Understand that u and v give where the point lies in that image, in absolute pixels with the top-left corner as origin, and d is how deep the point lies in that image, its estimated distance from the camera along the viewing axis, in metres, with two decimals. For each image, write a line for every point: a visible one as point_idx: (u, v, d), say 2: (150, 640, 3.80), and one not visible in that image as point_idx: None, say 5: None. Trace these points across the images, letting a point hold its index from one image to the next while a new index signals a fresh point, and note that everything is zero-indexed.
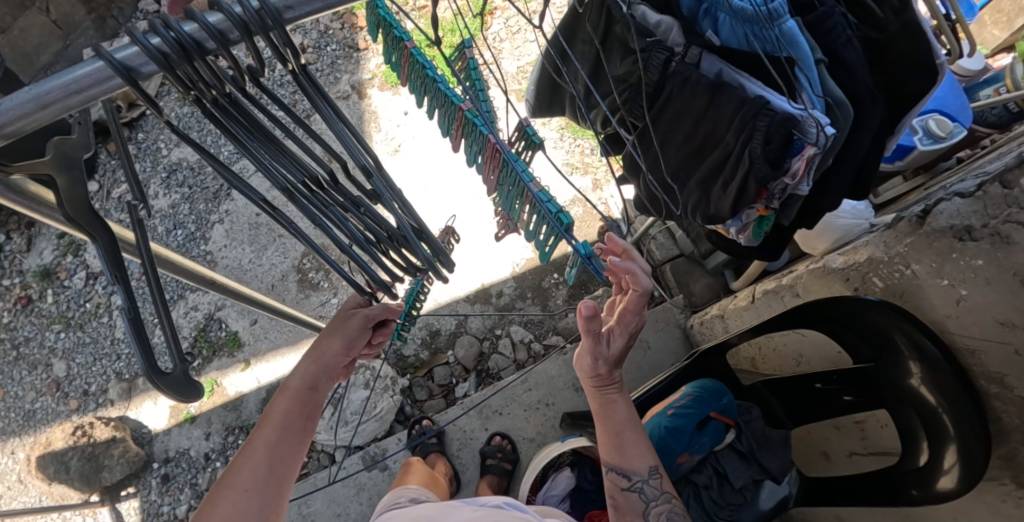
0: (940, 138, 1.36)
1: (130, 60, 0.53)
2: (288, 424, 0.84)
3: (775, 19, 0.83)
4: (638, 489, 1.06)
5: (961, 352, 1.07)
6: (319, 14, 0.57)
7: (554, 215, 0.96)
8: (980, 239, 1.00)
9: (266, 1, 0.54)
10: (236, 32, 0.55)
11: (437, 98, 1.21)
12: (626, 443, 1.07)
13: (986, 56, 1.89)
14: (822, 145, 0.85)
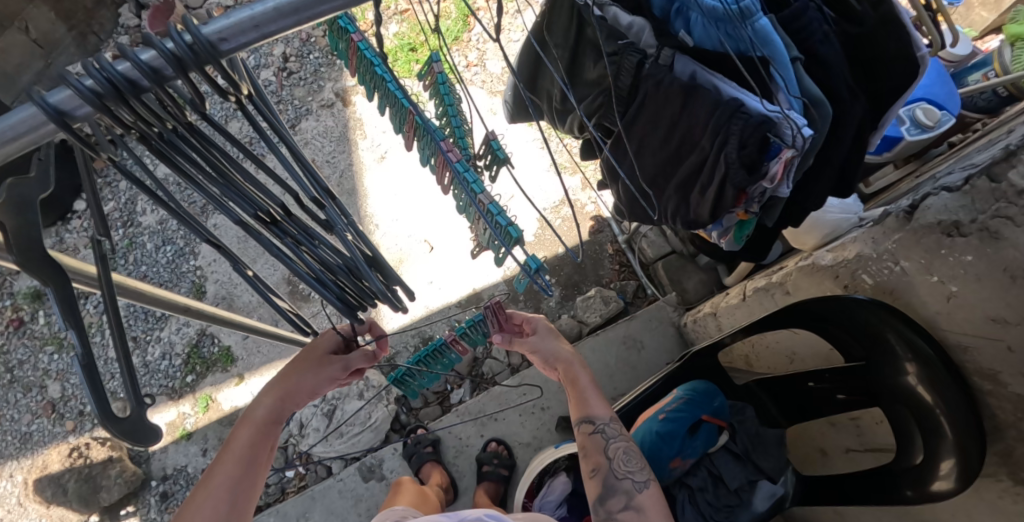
0: (929, 127, 1.35)
1: (66, 104, 0.54)
2: (251, 454, 0.97)
3: (748, 17, 0.80)
4: (602, 430, 1.15)
5: (953, 349, 1.05)
6: (257, 43, 0.56)
7: (505, 227, 1.11)
8: (968, 234, 0.96)
9: (198, 35, 0.54)
10: (170, 69, 0.55)
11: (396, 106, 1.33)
12: (587, 394, 1.19)
13: (975, 39, 1.87)
14: (800, 147, 0.83)
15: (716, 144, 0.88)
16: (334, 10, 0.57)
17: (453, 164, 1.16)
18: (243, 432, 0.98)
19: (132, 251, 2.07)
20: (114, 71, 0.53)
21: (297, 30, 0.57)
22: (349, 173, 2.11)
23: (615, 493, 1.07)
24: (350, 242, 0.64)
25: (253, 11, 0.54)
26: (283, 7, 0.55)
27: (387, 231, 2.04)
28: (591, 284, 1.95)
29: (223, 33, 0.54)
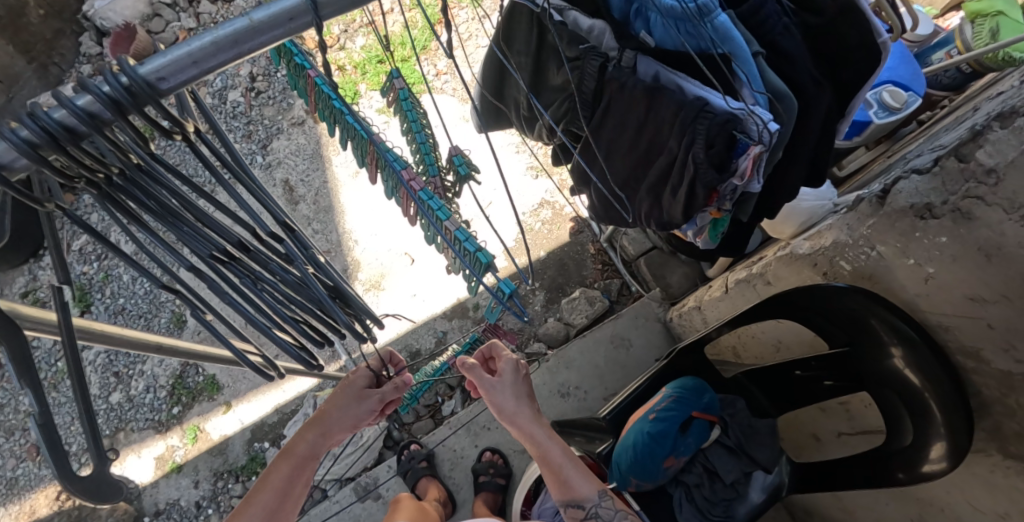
0: (896, 109, 1.35)
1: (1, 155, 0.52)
2: (286, 490, 0.95)
3: (706, 14, 0.80)
4: (592, 512, 1.05)
5: (935, 329, 1.05)
6: (196, 79, 0.55)
7: (475, 254, 1.09)
8: (941, 216, 0.97)
9: (133, 76, 0.52)
10: (108, 112, 0.53)
11: (349, 131, 1.26)
12: (568, 474, 1.06)
13: (936, 18, 1.91)
14: (767, 142, 0.82)
15: (683, 145, 0.88)
16: (275, 40, 0.56)
17: (416, 194, 1.15)
18: (280, 467, 0.96)
19: (108, 284, 2.03)
20: (46, 118, 0.51)
21: (238, 63, 0.56)
22: (325, 190, 2.08)
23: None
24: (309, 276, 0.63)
25: (191, 47, 0.53)
26: (220, 41, 0.54)
27: (366, 246, 2.02)
28: (576, 285, 1.94)
29: (160, 72, 0.53)
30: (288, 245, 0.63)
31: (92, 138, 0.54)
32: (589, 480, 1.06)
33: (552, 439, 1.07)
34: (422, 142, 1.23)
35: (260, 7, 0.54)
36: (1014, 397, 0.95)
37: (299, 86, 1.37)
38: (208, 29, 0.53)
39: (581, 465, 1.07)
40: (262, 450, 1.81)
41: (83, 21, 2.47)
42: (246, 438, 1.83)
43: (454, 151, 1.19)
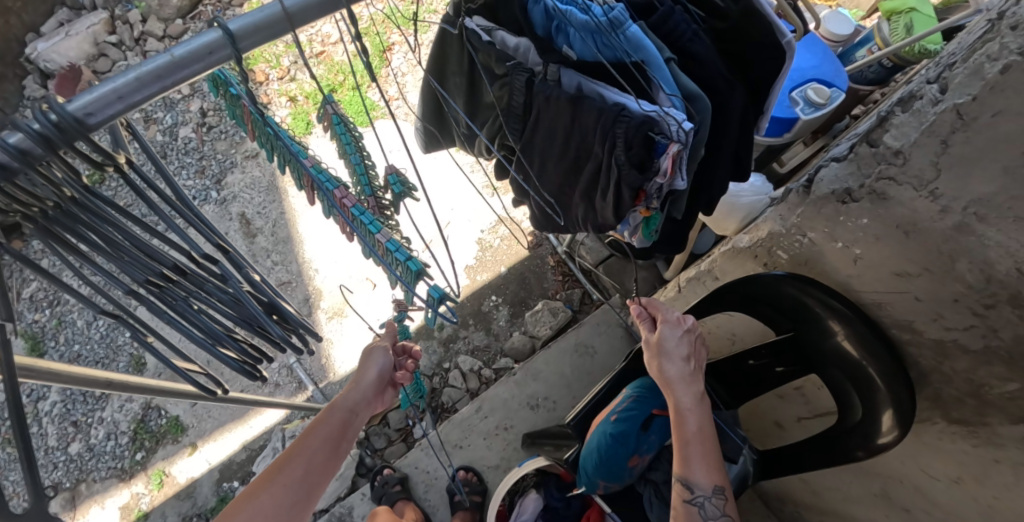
0: (820, 104, 1.41)
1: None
2: (327, 441, 1.02)
3: (618, 25, 0.85)
4: (700, 502, 1.01)
5: (870, 307, 1.10)
6: (123, 114, 0.56)
7: (404, 264, 1.03)
8: (860, 199, 1.02)
9: (61, 112, 0.53)
10: (39, 149, 0.54)
11: (281, 153, 1.21)
12: (692, 452, 1.03)
13: (861, 19, 2.03)
14: (684, 141, 0.87)
15: (606, 149, 0.93)
16: (198, 74, 0.59)
17: (350, 209, 1.12)
18: (323, 421, 1.04)
19: (62, 330, 1.99)
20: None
21: (164, 96, 0.58)
22: (282, 221, 2.08)
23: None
24: (243, 295, 0.64)
25: (115, 83, 0.55)
26: (144, 76, 0.55)
27: (326, 274, 2.01)
28: (538, 298, 1.97)
29: (87, 108, 0.54)
30: (223, 267, 0.64)
31: (25, 174, 0.55)
32: (717, 472, 1.02)
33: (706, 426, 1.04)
34: (356, 162, 1.21)
35: (180, 42, 0.56)
36: (948, 364, 1.00)
37: (231, 110, 1.32)
38: (131, 66, 0.55)
39: (717, 457, 1.03)
40: (231, 489, 1.77)
41: (26, 65, 2.45)
42: (214, 479, 1.78)
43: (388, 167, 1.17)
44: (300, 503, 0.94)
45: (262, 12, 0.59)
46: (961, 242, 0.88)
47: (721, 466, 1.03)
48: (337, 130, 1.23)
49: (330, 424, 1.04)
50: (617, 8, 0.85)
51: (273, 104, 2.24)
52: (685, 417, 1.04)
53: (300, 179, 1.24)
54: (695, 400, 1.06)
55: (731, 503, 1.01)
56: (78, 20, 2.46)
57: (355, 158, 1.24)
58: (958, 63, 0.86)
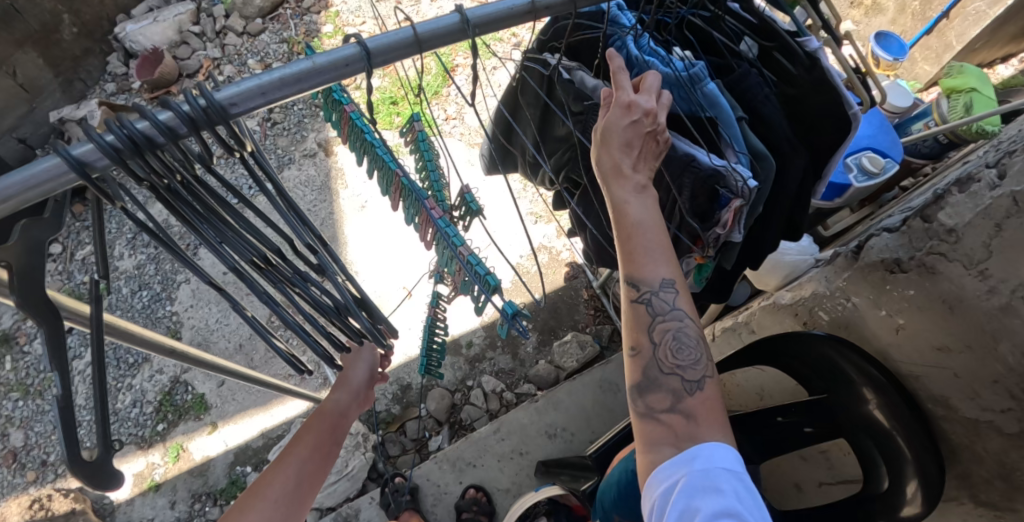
0: (874, 174, 1.46)
1: (85, 158, 0.60)
2: (318, 448, 0.94)
3: (697, 81, 0.92)
4: (648, 300, 0.77)
5: (906, 378, 1.11)
6: (257, 108, 0.63)
7: (483, 277, 1.14)
8: (908, 270, 1.06)
9: (211, 100, 0.60)
10: (183, 128, 0.61)
11: (375, 161, 1.35)
12: (638, 245, 0.77)
13: (919, 91, 2.17)
14: (746, 197, 0.91)
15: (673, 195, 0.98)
16: (327, 82, 0.66)
17: (436, 220, 1.23)
18: (311, 425, 0.94)
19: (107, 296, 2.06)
20: (128, 128, 0.59)
21: (297, 97, 0.65)
22: (330, 221, 2.16)
23: (655, 391, 0.77)
24: (340, 286, 0.69)
25: (262, 80, 0.62)
26: (286, 77, 0.63)
27: (366, 278, 2.07)
28: (567, 329, 2.00)
29: (233, 98, 0.61)
30: (321, 258, 0.70)
31: (167, 148, 0.62)
32: (667, 258, 0.77)
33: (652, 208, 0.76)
34: (435, 178, 1.31)
35: (323, 53, 0.64)
36: (981, 444, 1.01)
37: (326, 113, 1.45)
38: (277, 68, 0.62)
39: (664, 238, 0.77)
40: (244, 474, 1.79)
41: (113, 42, 2.60)
42: (228, 461, 1.81)
43: (465, 187, 1.26)
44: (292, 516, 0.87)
45: (396, 35, 0.67)
46: (1006, 323, 0.91)
47: (672, 250, 0.78)
48: (421, 146, 1.33)
49: (319, 428, 0.94)
50: (698, 65, 0.91)
51: None
52: (626, 209, 0.76)
53: (387, 185, 1.37)
54: (639, 188, 0.77)
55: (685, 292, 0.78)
56: (167, 8, 2.61)
57: (437, 173, 1.34)
58: (1018, 151, 0.93)
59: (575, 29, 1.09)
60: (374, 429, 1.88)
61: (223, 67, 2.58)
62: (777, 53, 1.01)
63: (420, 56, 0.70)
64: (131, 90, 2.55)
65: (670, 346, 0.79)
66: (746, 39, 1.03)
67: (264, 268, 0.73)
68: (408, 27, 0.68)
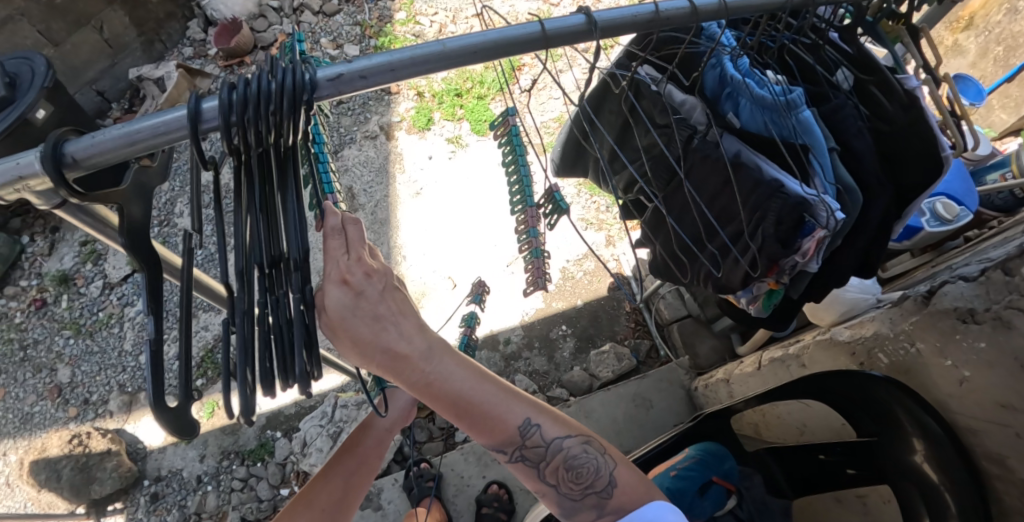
0: (947, 220, 1.45)
1: (205, 113, 0.59)
2: (363, 456, 1.08)
3: (793, 108, 0.92)
4: (520, 455, 0.85)
5: (963, 432, 1.08)
6: (362, 87, 0.63)
7: None
8: (981, 322, 1.03)
9: (345, 71, 0.61)
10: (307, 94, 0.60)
11: None
12: (481, 417, 0.81)
13: (995, 139, 2.09)
14: (832, 228, 0.91)
15: (754, 219, 0.98)
16: (454, 67, 0.66)
17: None
18: (355, 439, 1.10)
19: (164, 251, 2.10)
20: (263, 82, 0.57)
21: (423, 77, 0.65)
22: (384, 204, 2.20)
23: (578, 514, 0.88)
24: None
25: (394, 57, 0.62)
26: (417, 56, 0.63)
27: (414, 263, 2.11)
28: (605, 338, 2.01)
29: (365, 71, 0.62)
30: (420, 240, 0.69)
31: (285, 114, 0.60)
32: (519, 402, 0.84)
33: (474, 376, 0.80)
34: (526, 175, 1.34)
35: (455, 37, 0.64)
36: None
37: None
38: (410, 46, 0.63)
39: (506, 387, 0.83)
40: (273, 438, 1.84)
41: (195, 9, 2.67)
42: (259, 424, 1.85)
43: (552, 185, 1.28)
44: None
45: (524, 29, 0.66)
46: None
47: (518, 389, 0.85)
48: (513, 141, 1.34)
49: (367, 442, 1.09)
50: (796, 92, 0.91)
51: (401, 94, 2.37)
52: (446, 384, 0.76)
53: None
54: (456, 363, 0.78)
55: (549, 417, 0.86)
56: None
57: (526, 169, 1.37)
58: None
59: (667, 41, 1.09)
60: None
61: (296, 43, 2.63)
62: (874, 87, 1.00)
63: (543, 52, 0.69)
64: (207, 56, 2.62)
65: (564, 469, 0.87)
66: (843, 70, 1.01)
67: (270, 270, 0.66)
68: (535, 23, 0.67)
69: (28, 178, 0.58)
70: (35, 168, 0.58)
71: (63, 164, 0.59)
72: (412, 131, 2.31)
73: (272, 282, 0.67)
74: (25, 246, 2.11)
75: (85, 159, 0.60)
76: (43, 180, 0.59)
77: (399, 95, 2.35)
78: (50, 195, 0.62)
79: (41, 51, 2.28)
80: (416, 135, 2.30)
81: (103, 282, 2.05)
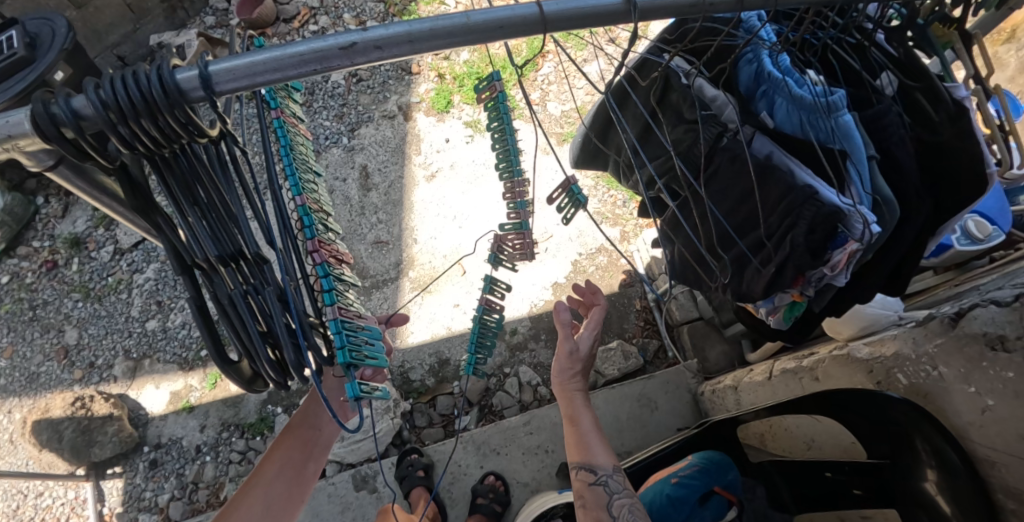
0: (979, 239, 1.39)
1: (184, 84, 0.53)
2: (287, 459, 1.11)
3: (834, 110, 0.87)
4: (603, 481, 1.06)
5: (981, 463, 1.02)
6: (277, 83, 0.56)
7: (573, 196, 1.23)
8: (1013, 350, 0.96)
9: (356, 40, 0.55)
10: (313, 64, 0.55)
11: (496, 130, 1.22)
12: (590, 439, 1.10)
13: None
14: (865, 242, 0.86)
15: (785, 226, 0.92)
16: (477, 42, 0.60)
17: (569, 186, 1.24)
18: (281, 442, 1.11)
19: None
20: (145, 80, 0.52)
21: (442, 51, 0.59)
22: (399, 184, 2.17)
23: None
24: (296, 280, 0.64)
25: (412, 27, 0.56)
26: (438, 29, 0.57)
27: (426, 246, 2.09)
28: (614, 336, 1.98)
29: (380, 41, 0.55)
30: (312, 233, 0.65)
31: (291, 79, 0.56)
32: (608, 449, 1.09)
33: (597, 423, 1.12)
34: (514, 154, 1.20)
35: (481, 9, 0.57)
36: None
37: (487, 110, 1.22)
38: (430, 16, 0.56)
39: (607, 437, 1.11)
40: (274, 413, 1.83)
41: None
42: (261, 399, 1.85)
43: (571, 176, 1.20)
44: None
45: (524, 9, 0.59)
46: None
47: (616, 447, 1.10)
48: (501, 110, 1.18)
49: (292, 444, 1.12)
50: (839, 94, 0.86)
51: (422, 74, 2.33)
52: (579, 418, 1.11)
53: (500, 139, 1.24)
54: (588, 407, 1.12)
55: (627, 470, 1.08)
56: None
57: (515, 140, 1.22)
58: None
59: (704, 33, 1.05)
60: (405, 397, 1.88)
61: (319, 17, 2.57)
62: (920, 95, 0.95)
63: (576, 29, 0.62)
64: (229, 26, 2.57)
65: (627, 508, 1.03)
66: (887, 74, 0.96)
67: (232, 264, 0.66)
68: (533, 5, 0.60)
69: (18, 138, 0.52)
70: (25, 127, 0.51)
71: (53, 120, 0.52)
72: (430, 113, 2.27)
73: (239, 275, 0.67)
74: (39, 207, 2.11)
75: (81, 117, 0.53)
76: (33, 140, 0.53)
77: (420, 76, 2.30)
78: (42, 155, 0.56)
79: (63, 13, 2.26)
80: (433, 117, 2.27)
81: (113, 247, 2.05)
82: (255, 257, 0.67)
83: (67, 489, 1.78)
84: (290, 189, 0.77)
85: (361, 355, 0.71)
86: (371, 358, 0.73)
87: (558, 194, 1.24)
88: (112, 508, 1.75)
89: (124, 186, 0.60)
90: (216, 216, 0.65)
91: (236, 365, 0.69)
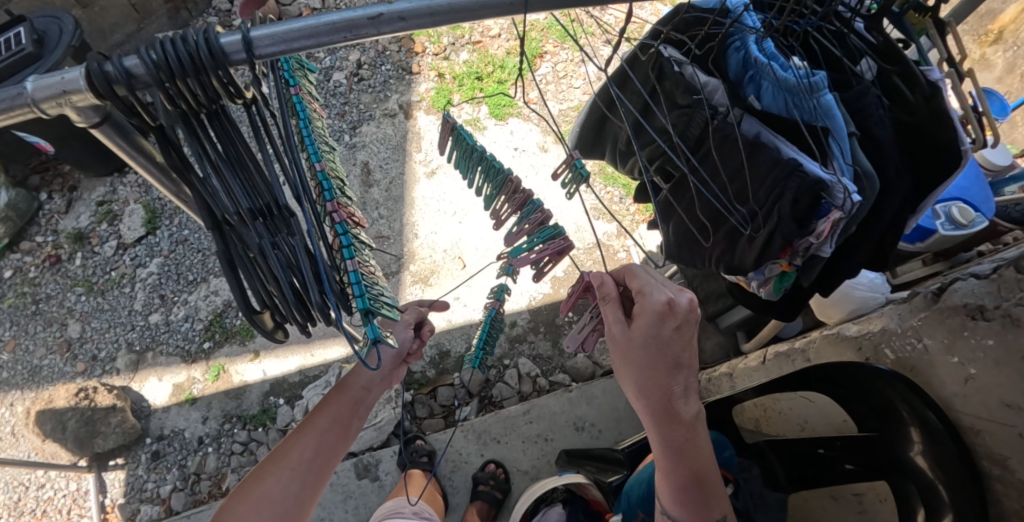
0: (962, 225, 1.46)
1: (229, 47, 0.58)
2: (337, 414, 1.06)
3: (815, 90, 0.92)
4: None
5: (965, 431, 1.06)
6: (313, 49, 0.61)
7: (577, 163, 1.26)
8: (991, 319, 1.03)
9: (384, 12, 0.59)
10: (344, 32, 0.60)
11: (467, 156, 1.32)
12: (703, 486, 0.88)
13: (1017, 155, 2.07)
14: (848, 211, 0.91)
15: (772, 198, 0.97)
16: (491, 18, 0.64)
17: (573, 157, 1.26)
18: (333, 398, 1.07)
19: (178, 213, 2.08)
20: (193, 43, 0.57)
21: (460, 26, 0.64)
22: (400, 181, 2.22)
23: None
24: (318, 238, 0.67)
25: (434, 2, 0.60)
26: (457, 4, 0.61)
27: (426, 241, 2.13)
28: None
29: (404, 13, 0.60)
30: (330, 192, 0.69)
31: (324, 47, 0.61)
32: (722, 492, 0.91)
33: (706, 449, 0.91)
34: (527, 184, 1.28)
35: None
36: None
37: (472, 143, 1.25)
38: None
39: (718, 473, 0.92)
40: (276, 404, 1.86)
41: None
42: (264, 391, 1.87)
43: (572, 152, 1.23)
44: (301, 490, 1.00)
45: None
46: None
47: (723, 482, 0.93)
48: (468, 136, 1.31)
49: (343, 400, 1.07)
50: (820, 75, 0.91)
51: (422, 74, 2.38)
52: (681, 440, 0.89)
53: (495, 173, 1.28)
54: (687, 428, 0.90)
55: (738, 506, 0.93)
56: None
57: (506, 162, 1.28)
58: None
59: (694, 23, 1.11)
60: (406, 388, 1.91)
61: None
62: (898, 79, 1.00)
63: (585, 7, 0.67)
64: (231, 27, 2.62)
65: None
66: (866, 61, 1.03)
67: (259, 219, 0.70)
68: None
69: (72, 94, 0.57)
70: (80, 84, 0.56)
71: (105, 77, 0.56)
72: (430, 112, 2.33)
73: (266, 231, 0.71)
74: (43, 203, 2.14)
75: (131, 75, 0.57)
76: (86, 97, 0.58)
77: (420, 76, 2.36)
78: (90, 112, 0.61)
79: (70, 11, 2.31)
80: (433, 115, 2.32)
81: (117, 243, 2.07)
82: (281, 212, 0.70)
83: (68, 481, 1.78)
84: (310, 158, 0.82)
85: (379, 305, 0.75)
86: (389, 309, 0.77)
87: (560, 168, 1.27)
88: (114, 499, 1.76)
89: (160, 145, 0.63)
90: (249, 176, 0.70)
91: (260, 315, 0.74)
